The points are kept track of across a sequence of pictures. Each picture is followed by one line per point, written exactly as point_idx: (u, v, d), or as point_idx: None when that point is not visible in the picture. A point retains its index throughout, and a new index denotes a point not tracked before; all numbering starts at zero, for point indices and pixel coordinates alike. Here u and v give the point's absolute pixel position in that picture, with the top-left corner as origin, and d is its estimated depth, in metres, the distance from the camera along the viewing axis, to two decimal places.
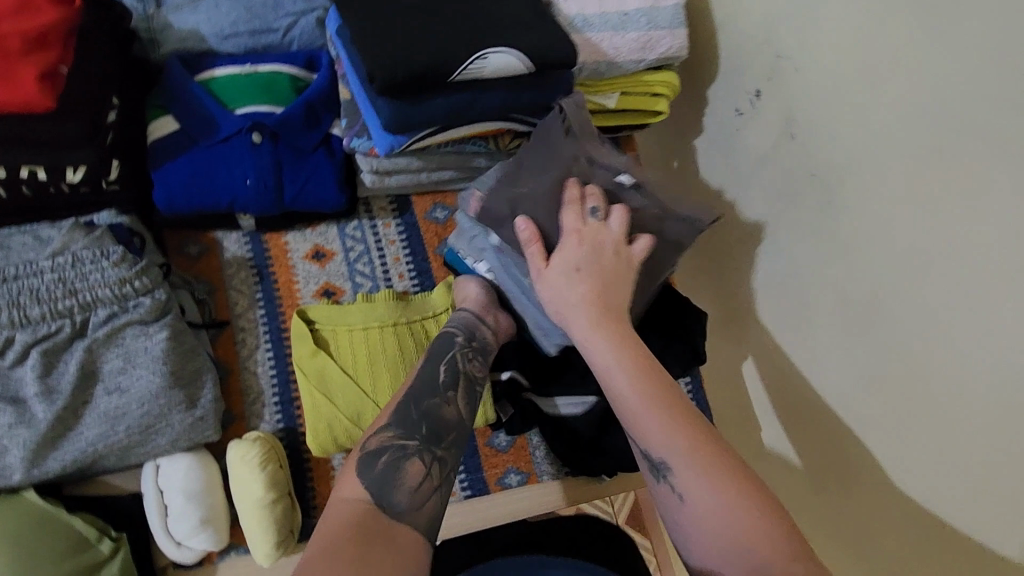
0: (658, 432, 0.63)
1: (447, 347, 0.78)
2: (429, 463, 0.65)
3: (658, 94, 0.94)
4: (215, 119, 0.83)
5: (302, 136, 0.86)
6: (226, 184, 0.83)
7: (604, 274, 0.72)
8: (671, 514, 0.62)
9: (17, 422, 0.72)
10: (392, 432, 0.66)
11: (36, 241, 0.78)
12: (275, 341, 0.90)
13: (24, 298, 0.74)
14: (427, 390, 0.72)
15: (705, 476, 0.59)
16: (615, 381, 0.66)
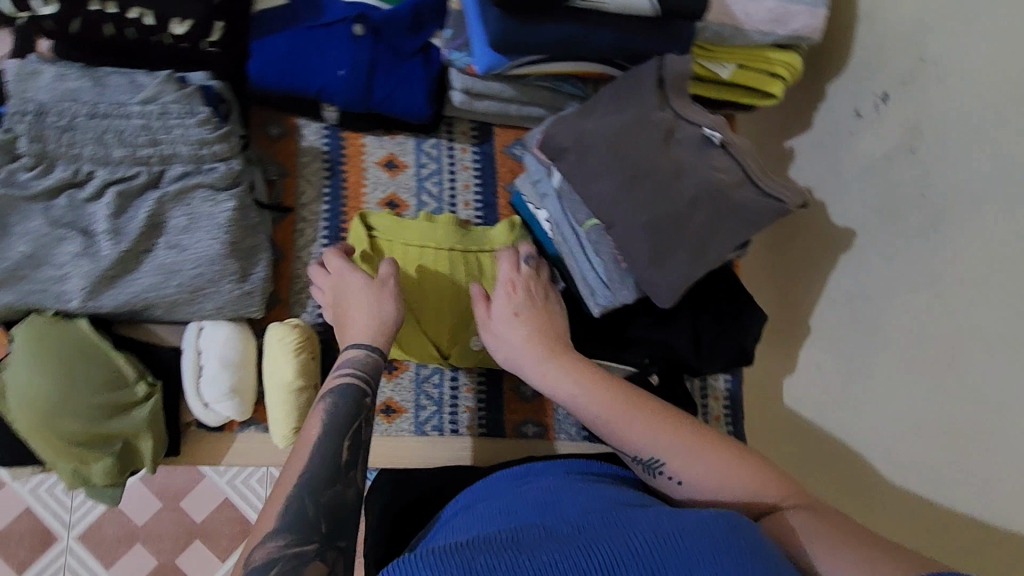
0: (640, 435, 0.68)
1: (349, 420, 0.69)
2: (331, 560, 0.58)
3: (776, 75, 0.88)
4: (324, 3, 0.82)
5: (403, 38, 0.84)
6: (320, 69, 0.82)
7: (540, 314, 0.78)
8: (673, 499, 0.67)
9: (83, 253, 0.74)
10: (283, 541, 0.57)
11: (130, 85, 0.78)
12: (332, 237, 0.91)
13: (109, 137, 0.75)
14: (327, 474, 0.64)
15: (694, 456, 0.66)
16: (584, 403, 0.71)
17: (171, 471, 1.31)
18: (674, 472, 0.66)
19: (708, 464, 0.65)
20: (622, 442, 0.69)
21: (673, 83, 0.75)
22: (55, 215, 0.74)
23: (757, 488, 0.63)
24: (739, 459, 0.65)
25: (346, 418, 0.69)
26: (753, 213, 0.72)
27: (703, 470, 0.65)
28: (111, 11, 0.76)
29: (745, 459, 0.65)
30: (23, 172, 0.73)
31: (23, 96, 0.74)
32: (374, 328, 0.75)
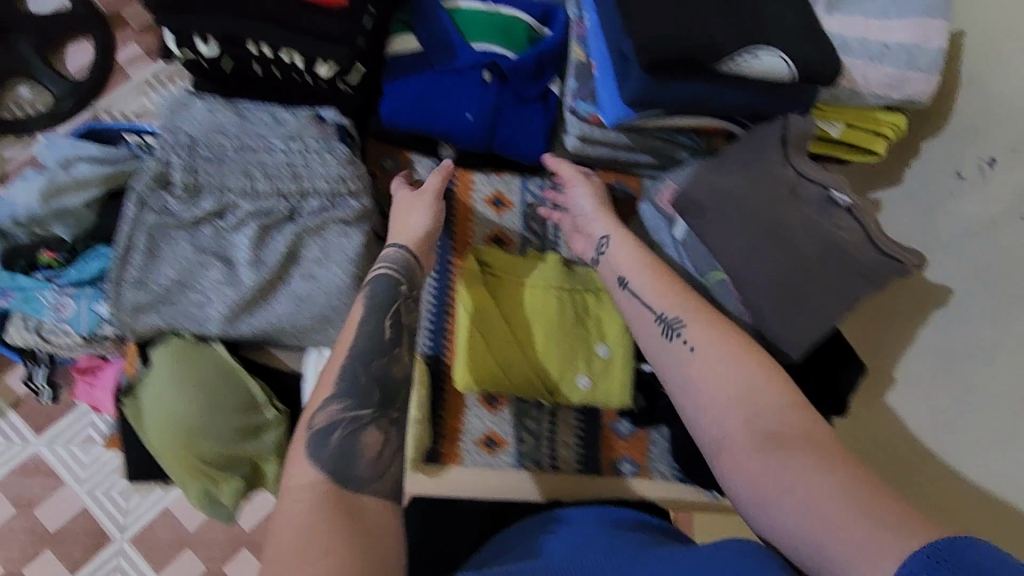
0: (666, 297, 0.74)
1: (389, 296, 0.74)
2: (386, 429, 0.66)
3: (881, 134, 0.89)
4: (455, 48, 0.85)
5: (527, 84, 0.87)
6: (448, 112, 0.85)
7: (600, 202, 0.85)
8: (678, 363, 0.70)
9: (225, 280, 0.77)
10: (341, 404, 0.65)
11: (272, 120, 0.81)
12: (440, 271, 0.92)
13: (255, 172, 0.79)
14: (374, 349, 0.70)
15: (712, 330, 0.70)
16: (617, 262, 0.79)
17: None
18: (691, 339, 0.70)
19: (728, 351, 0.68)
20: (652, 301, 0.74)
21: (795, 141, 0.76)
22: (200, 242, 0.78)
23: (772, 406, 0.63)
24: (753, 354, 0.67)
25: (383, 297, 0.75)
26: (876, 274, 0.73)
27: (720, 347, 0.68)
28: (263, 52, 0.77)
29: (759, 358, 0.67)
30: (174, 201, 0.77)
31: (175, 129, 0.79)
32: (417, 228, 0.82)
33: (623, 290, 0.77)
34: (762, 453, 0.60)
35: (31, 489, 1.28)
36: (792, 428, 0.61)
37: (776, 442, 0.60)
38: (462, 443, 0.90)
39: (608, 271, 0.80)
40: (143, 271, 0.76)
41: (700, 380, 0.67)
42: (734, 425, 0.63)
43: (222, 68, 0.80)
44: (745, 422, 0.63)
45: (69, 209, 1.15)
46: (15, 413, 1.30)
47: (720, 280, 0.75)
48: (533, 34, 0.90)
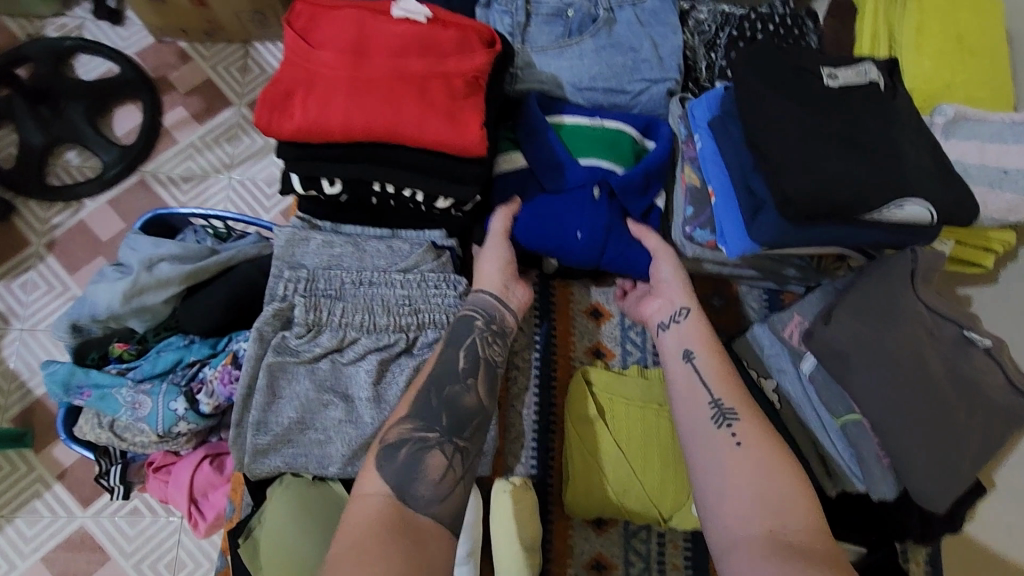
0: (726, 386, 0.76)
1: (462, 332, 0.77)
2: (450, 455, 0.70)
3: (990, 249, 0.88)
4: (566, 168, 0.85)
5: (635, 201, 0.88)
6: (559, 232, 0.85)
7: (681, 278, 0.86)
8: (718, 450, 0.71)
9: (346, 419, 0.76)
10: (413, 424, 0.70)
11: (389, 250, 0.82)
12: (543, 389, 0.91)
13: (376, 306, 0.78)
14: (447, 377, 0.74)
15: (763, 434, 0.72)
16: (683, 333, 0.82)
17: None
18: (739, 433, 0.71)
19: (774, 456, 0.69)
20: (710, 384, 0.76)
21: (922, 273, 0.76)
22: (319, 378, 0.77)
23: (792, 518, 0.65)
24: (792, 477, 0.68)
25: (458, 331, 0.77)
26: (1010, 416, 0.72)
27: (767, 449, 0.70)
28: (386, 190, 0.75)
29: (797, 482, 0.68)
30: (295, 338, 0.77)
31: (295, 264, 0.79)
32: (496, 269, 0.82)
33: (686, 362, 0.79)
34: (768, 563, 0.61)
35: (78, 565, 1.31)
36: (807, 548, 0.62)
37: (788, 554, 0.61)
38: (571, 568, 0.87)
39: (672, 345, 0.82)
40: (264, 413, 0.75)
41: (737, 470, 0.69)
42: (753, 525, 0.64)
43: (339, 198, 0.79)
44: (761, 531, 0.64)
45: (148, 307, 1.14)
46: (63, 484, 1.35)
47: (855, 420, 0.75)
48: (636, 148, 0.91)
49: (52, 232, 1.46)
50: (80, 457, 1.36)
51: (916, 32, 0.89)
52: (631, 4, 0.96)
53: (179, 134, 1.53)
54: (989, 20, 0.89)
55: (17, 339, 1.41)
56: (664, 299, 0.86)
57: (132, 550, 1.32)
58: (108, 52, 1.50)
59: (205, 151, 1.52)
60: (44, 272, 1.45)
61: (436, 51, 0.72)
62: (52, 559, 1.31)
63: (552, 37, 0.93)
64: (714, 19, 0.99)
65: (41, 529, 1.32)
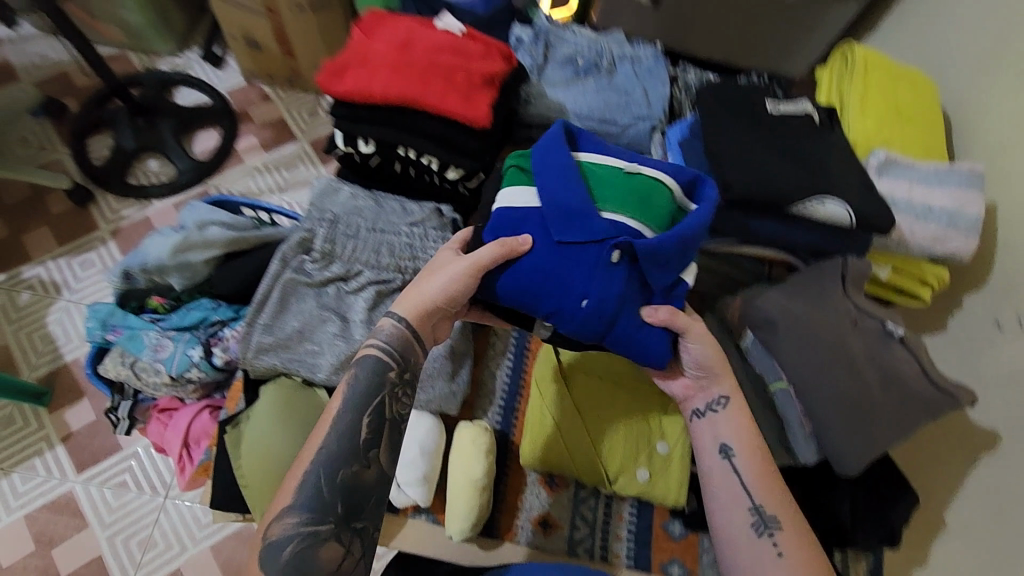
0: (770, 491, 0.78)
1: (375, 392, 0.74)
2: (346, 542, 0.69)
3: (925, 283, 0.99)
4: (580, 219, 0.75)
5: (659, 272, 0.76)
6: (562, 295, 0.75)
7: (715, 363, 0.82)
8: (760, 560, 0.74)
9: (339, 334, 0.89)
10: (299, 519, 0.67)
11: (402, 210, 0.97)
12: (517, 354, 1.03)
13: (382, 249, 0.93)
14: (344, 457, 0.71)
15: (801, 541, 0.75)
16: (722, 430, 0.82)
17: (242, 546, 1.40)
18: (780, 544, 0.74)
19: (809, 559, 0.74)
20: (751, 489, 0.78)
21: (854, 279, 0.86)
22: (324, 300, 0.91)
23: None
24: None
25: (366, 388, 0.75)
26: (917, 405, 0.81)
27: (806, 564, 0.73)
28: (410, 156, 0.93)
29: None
30: (311, 264, 0.92)
31: (322, 208, 0.95)
32: (418, 301, 0.77)
33: (724, 461, 0.80)
34: None
35: (55, 528, 1.39)
36: None
37: None
38: (519, 520, 0.93)
39: (707, 434, 0.82)
40: (273, 319, 0.89)
41: None
42: None
43: (370, 162, 0.98)
44: None
45: (190, 263, 1.30)
46: (63, 447, 1.46)
47: (783, 389, 0.84)
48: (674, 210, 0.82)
49: (119, 223, 1.96)
50: (86, 425, 1.49)
51: (861, 106, 1.08)
52: (630, 61, 1.18)
53: (247, 157, 2.06)
54: (925, 96, 1.08)
55: (64, 308, 1.85)
56: (701, 387, 0.85)
57: (110, 522, 1.40)
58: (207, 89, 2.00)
59: (264, 173, 2.04)
60: (103, 254, 1.92)
61: (464, 53, 0.92)
62: (35, 518, 1.40)
63: (563, 76, 1.16)
64: (699, 82, 1.21)
65: (33, 486, 1.43)
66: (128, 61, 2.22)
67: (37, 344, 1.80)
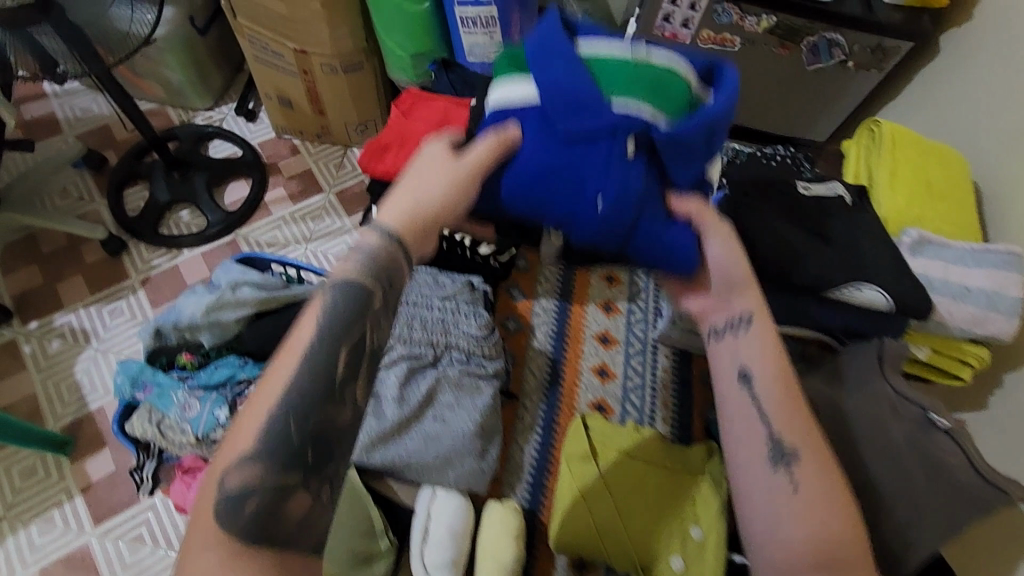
0: (795, 423, 0.71)
1: (350, 300, 0.63)
2: (315, 495, 0.58)
3: (965, 361, 0.96)
4: (591, 110, 0.76)
5: (679, 165, 0.79)
6: (579, 198, 0.80)
7: (731, 274, 0.79)
8: (780, 497, 0.67)
9: (371, 413, 0.88)
10: (252, 468, 0.55)
11: (434, 282, 0.98)
12: (545, 430, 1.02)
13: (415, 324, 0.94)
14: (315, 393, 0.59)
15: (828, 482, 0.67)
16: (749, 357, 0.75)
17: None
18: (802, 478, 0.68)
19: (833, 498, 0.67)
20: (770, 418, 0.72)
21: (891, 360, 0.84)
22: None
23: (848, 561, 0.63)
24: (852, 529, 0.66)
25: (348, 317, 0.62)
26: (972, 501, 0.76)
27: (828, 504, 0.66)
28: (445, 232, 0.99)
29: (857, 532, 0.66)
30: None
31: None
32: (405, 198, 0.69)
33: (746, 389, 0.73)
34: None
35: None
36: None
37: None
38: None
39: (728, 358, 0.76)
40: None
41: (784, 529, 0.66)
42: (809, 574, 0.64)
43: None
44: None
45: (221, 322, 1.33)
46: (82, 499, 1.46)
47: None
48: (690, 97, 0.81)
49: (149, 271, 2.01)
50: (107, 478, 1.49)
51: (890, 184, 1.08)
52: None
53: (275, 208, 2.13)
54: (953, 172, 1.09)
55: (92, 357, 1.88)
56: (721, 301, 0.80)
57: None
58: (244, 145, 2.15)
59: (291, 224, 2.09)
60: (133, 303, 1.96)
61: None
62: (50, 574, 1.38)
63: None
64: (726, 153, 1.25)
65: (50, 540, 1.42)
66: (166, 116, 2.32)
67: (64, 393, 1.82)
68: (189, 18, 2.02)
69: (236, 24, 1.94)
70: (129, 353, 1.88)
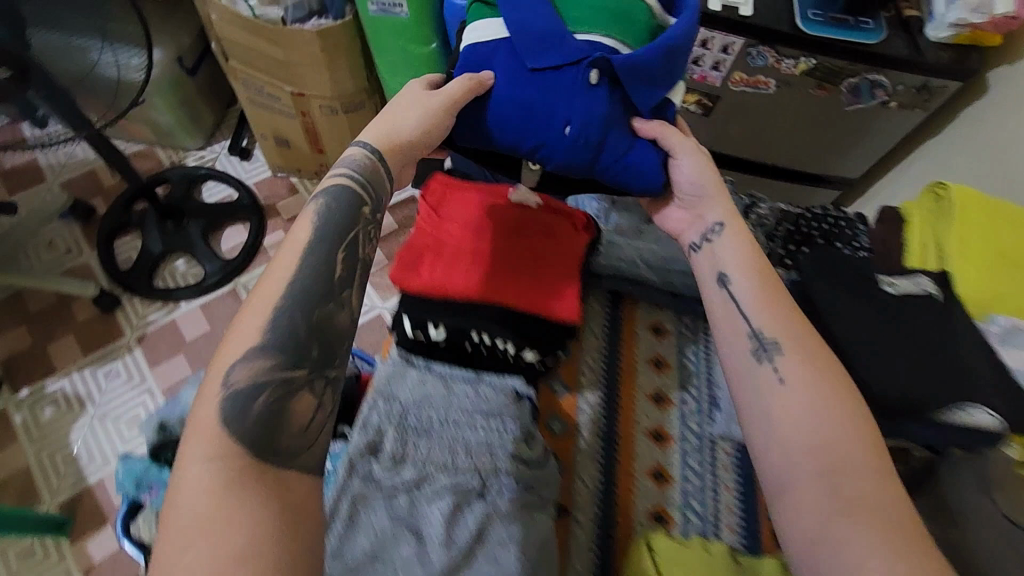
0: (771, 320, 0.84)
1: (351, 222, 0.79)
2: (320, 393, 0.69)
3: None
4: (557, 47, 0.87)
5: (637, 87, 0.89)
6: (547, 126, 0.88)
7: (704, 175, 0.95)
8: (766, 388, 0.80)
9: (416, 560, 0.77)
10: (269, 362, 0.66)
11: (475, 393, 0.89)
12: (603, 549, 0.92)
13: (458, 448, 0.84)
14: (319, 295, 0.72)
15: (810, 371, 0.79)
16: (719, 254, 0.92)
17: None
18: (782, 371, 0.80)
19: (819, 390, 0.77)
20: (749, 314, 0.85)
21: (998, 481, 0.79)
22: (396, 512, 0.80)
23: (855, 469, 0.72)
24: (843, 417, 0.75)
25: (343, 213, 0.79)
26: None
27: (808, 386, 0.78)
28: (486, 341, 0.92)
29: (848, 418, 0.75)
30: (380, 469, 0.82)
31: (391, 397, 0.87)
32: (396, 135, 0.86)
33: (723, 289, 0.88)
34: (842, 513, 0.69)
35: None
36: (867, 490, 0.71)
37: (852, 503, 0.70)
38: None
39: (707, 266, 0.93)
40: (342, 540, 0.78)
41: (777, 416, 0.78)
42: (802, 463, 0.74)
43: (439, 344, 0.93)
44: (820, 487, 0.71)
45: None
46: None
47: None
48: (653, 25, 0.93)
49: (145, 327, 1.88)
50: None
51: (963, 256, 0.98)
52: None
53: (275, 252, 2.01)
54: None
55: (88, 425, 1.74)
56: (696, 217, 0.97)
57: None
58: (234, 183, 2.04)
59: None
60: (130, 363, 1.83)
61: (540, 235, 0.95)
62: None
63: (630, 221, 1.15)
64: (771, 214, 1.19)
65: None
66: (155, 156, 2.17)
67: (60, 465, 1.68)
68: (176, 59, 1.89)
69: (228, 67, 1.79)
70: (129, 418, 1.75)
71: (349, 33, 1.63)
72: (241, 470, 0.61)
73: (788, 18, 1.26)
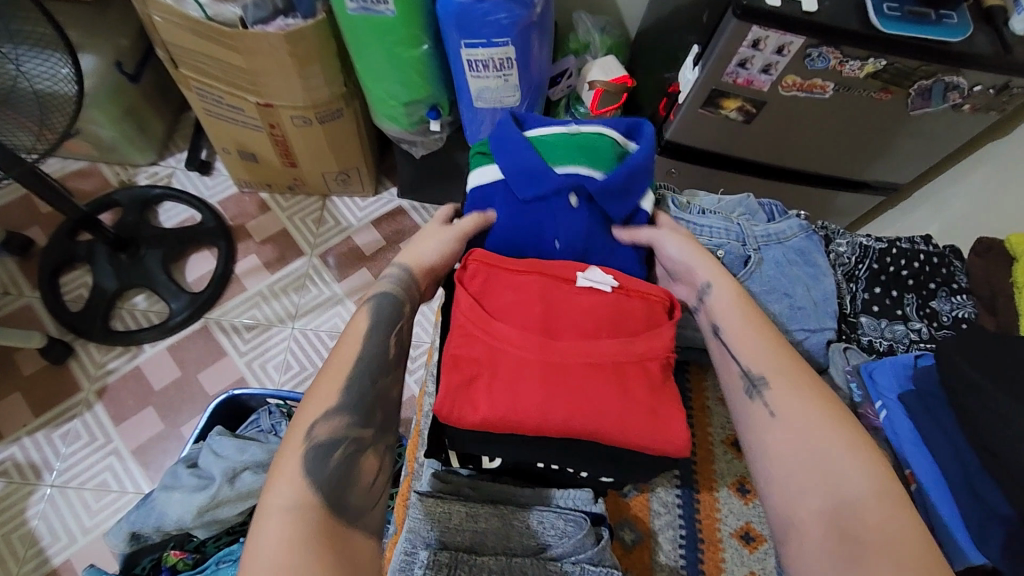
0: (757, 354, 0.72)
1: (390, 312, 0.72)
2: (383, 456, 0.65)
3: None
4: (538, 175, 0.79)
5: (616, 205, 0.82)
6: (536, 242, 0.81)
7: (685, 244, 0.84)
8: (758, 424, 0.68)
9: None
10: (342, 420, 0.62)
11: (534, 524, 0.77)
12: None
13: None
14: (380, 365, 0.67)
15: (799, 398, 0.67)
16: (707, 301, 0.79)
17: None
18: (772, 402, 0.68)
19: (813, 419, 0.65)
20: (738, 353, 0.73)
21: None
22: None
23: (853, 493, 0.60)
24: (851, 448, 0.63)
25: (385, 314, 0.71)
26: None
27: (803, 414, 0.66)
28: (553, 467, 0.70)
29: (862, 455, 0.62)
30: None
31: (434, 536, 0.74)
32: (420, 260, 0.79)
33: (715, 337, 0.77)
34: (840, 557, 0.57)
35: None
36: (892, 529, 0.57)
37: (853, 547, 0.57)
38: None
39: (705, 320, 0.79)
40: None
41: (774, 454, 0.66)
42: (810, 504, 0.61)
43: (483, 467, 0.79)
44: (828, 534, 0.59)
45: (224, 521, 1.05)
46: None
47: None
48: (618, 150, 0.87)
49: (105, 377, 1.59)
50: None
51: None
52: (777, 241, 0.97)
53: (249, 281, 1.73)
54: None
55: (47, 497, 1.45)
56: (685, 283, 0.84)
57: None
58: (192, 202, 1.75)
59: (271, 300, 1.71)
60: (89, 421, 1.54)
61: (623, 329, 0.68)
62: None
63: None
64: (853, 251, 1.00)
65: None
66: (99, 174, 1.85)
67: (17, 549, 1.40)
68: (116, 66, 1.58)
69: (176, 75, 1.49)
70: (94, 485, 1.47)
71: (323, 33, 1.34)
72: (311, 531, 0.55)
73: (859, 12, 1.08)
